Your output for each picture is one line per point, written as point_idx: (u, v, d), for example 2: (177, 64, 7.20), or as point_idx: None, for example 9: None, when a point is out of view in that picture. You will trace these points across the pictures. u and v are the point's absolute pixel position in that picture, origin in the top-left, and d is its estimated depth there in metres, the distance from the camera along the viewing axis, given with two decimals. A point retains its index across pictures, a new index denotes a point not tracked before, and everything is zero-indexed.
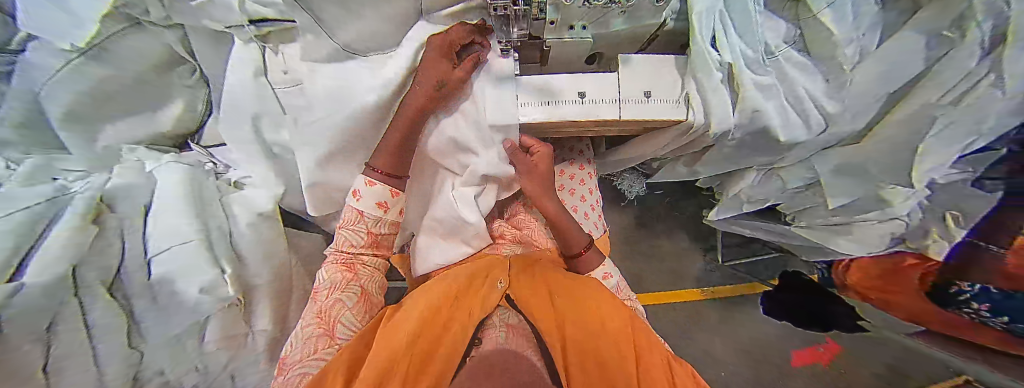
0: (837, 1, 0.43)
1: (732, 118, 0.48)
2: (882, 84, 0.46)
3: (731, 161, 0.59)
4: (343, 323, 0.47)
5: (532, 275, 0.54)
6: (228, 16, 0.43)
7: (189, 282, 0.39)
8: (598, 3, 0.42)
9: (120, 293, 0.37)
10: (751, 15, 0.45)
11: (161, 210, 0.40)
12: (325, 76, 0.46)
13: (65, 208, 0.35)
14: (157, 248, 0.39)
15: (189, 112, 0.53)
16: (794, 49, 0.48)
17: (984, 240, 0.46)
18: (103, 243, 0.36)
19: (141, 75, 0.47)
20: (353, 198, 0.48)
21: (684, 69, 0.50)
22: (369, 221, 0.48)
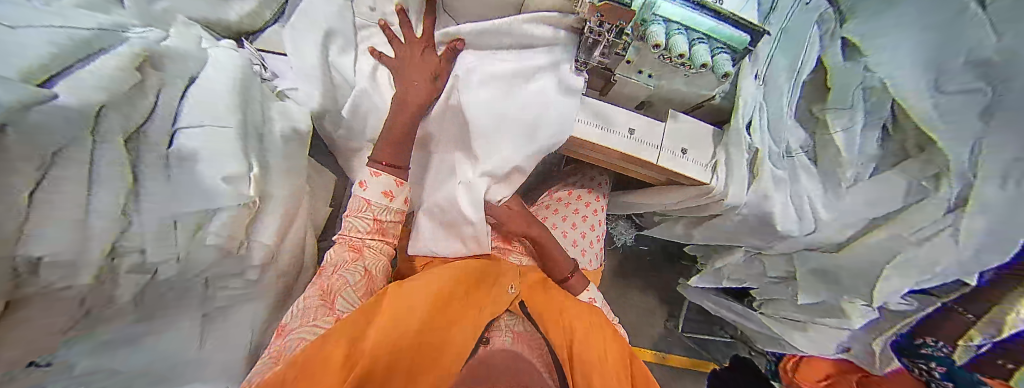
0: (850, 128, 0.53)
1: (746, 195, 0.55)
2: (869, 209, 0.54)
3: (729, 235, 0.65)
4: (344, 298, 0.44)
5: (542, 286, 0.56)
6: None
7: (208, 165, 0.35)
8: (673, 62, 0.47)
9: (137, 145, 0.31)
10: (783, 116, 0.53)
11: (202, 87, 0.38)
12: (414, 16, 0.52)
13: (119, 43, 0.32)
14: (189, 120, 0.35)
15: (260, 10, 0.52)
16: (807, 156, 0.56)
17: (963, 308, 0.54)
18: (137, 94, 0.32)
19: None
20: (359, 188, 0.50)
21: (718, 141, 0.56)
22: (375, 208, 0.49)
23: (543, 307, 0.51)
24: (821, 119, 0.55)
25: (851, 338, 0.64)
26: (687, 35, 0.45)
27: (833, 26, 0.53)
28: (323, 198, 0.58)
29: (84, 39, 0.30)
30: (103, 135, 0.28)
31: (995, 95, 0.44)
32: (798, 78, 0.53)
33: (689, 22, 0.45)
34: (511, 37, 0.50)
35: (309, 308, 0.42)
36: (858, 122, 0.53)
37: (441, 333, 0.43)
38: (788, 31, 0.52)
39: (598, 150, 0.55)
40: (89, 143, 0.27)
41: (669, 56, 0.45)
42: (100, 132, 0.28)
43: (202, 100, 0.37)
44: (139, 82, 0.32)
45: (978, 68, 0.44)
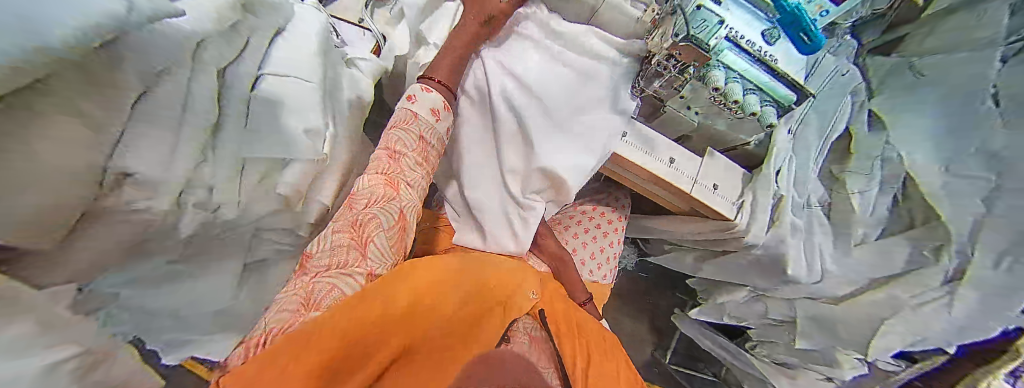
0: (865, 191, 0.57)
1: (764, 236, 0.58)
2: (872, 269, 0.58)
3: (737, 271, 0.69)
4: (376, 242, 0.40)
5: (562, 298, 0.55)
6: None
7: (293, 115, 0.35)
8: (725, 104, 0.51)
9: (228, 80, 0.31)
10: (809, 171, 0.57)
11: (288, 38, 0.37)
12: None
13: None
14: (275, 67, 0.35)
15: None
16: (822, 211, 0.60)
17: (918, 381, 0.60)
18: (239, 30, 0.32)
19: None
20: (407, 102, 0.46)
21: (746, 182, 0.59)
22: (421, 124, 0.45)
23: (562, 320, 0.51)
24: (840, 178, 0.61)
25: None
26: (743, 83, 0.50)
27: (861, 99, 0.59)
28: None
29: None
30: (203, 63, 0.28)
31: (996, 183, 0.48)
32: (828, 139, 0.58)
33: (746, 72, 0.50)
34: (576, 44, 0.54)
35: (338, 246, 0.38)
36: (874, 187, 0.57)
37: (461, 329, 0.40)
38: (826, 96, 0.58)
39: (636, 172, 0.58)
40: (189, 67, 0.27)
41: (724, 99, 0.50)
42: (201, 59, 0.28)
43: (286, 49, 0.37)
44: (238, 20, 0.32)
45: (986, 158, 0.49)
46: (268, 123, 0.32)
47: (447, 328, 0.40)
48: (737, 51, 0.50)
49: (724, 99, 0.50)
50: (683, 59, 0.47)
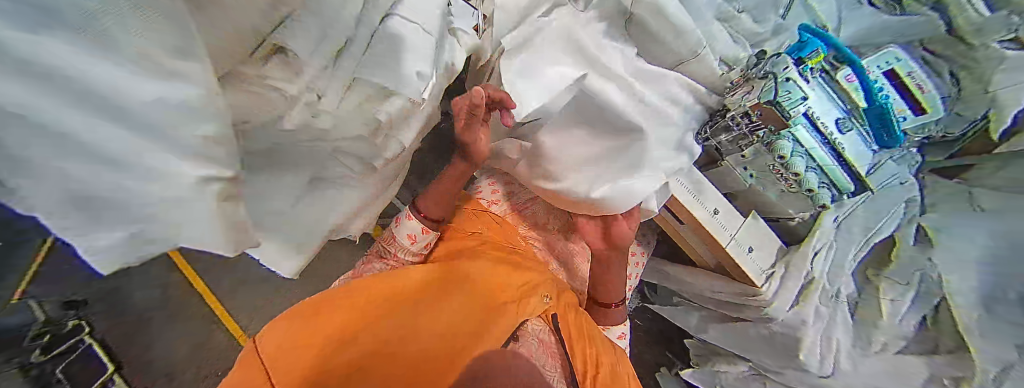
0: (898, 300, 0.57)
1: (786, 312, 0.58)
2: (886, 381, 0.57)
3: (746, 343, 0.68)
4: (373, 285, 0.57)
5: (574, 307, 0.59)
6: None
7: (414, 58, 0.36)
8: (787, 174, 0.53)
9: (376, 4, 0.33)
10: (846, 263, 0.58)
11: None
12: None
13: None
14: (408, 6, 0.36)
15: None
16: (850, 306, 0.60)
17: None
18: None
19: None
20: (396, 223, 0.60)
21: (781, 255, 0.60)
22: (399, 244, 0.59)
23: (574, 328, 0.56)
24: (873, 280, 0.60)
25: None
26: (806, 159, 0.52)
27: (912, 212, 0.60)
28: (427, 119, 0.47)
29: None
30: None
31: None
32: (871, 239, 0.58)
33: (812, 151, 0.52)
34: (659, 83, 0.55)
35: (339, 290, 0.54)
36: (907, 300, 0.57)
37: (461, 327, 0.50)
38: (880, 197, 0.58)
39: (677, 213, 0.59)
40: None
41: (786, 168, 0.52)
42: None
43: None
44: None
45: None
46: (389, 57, 0.34)
47: (444, 328, 0.49)
48: (809, 128, 0.52)
49: (785, 170, 0.53)
50: (762, 120, 0.51)
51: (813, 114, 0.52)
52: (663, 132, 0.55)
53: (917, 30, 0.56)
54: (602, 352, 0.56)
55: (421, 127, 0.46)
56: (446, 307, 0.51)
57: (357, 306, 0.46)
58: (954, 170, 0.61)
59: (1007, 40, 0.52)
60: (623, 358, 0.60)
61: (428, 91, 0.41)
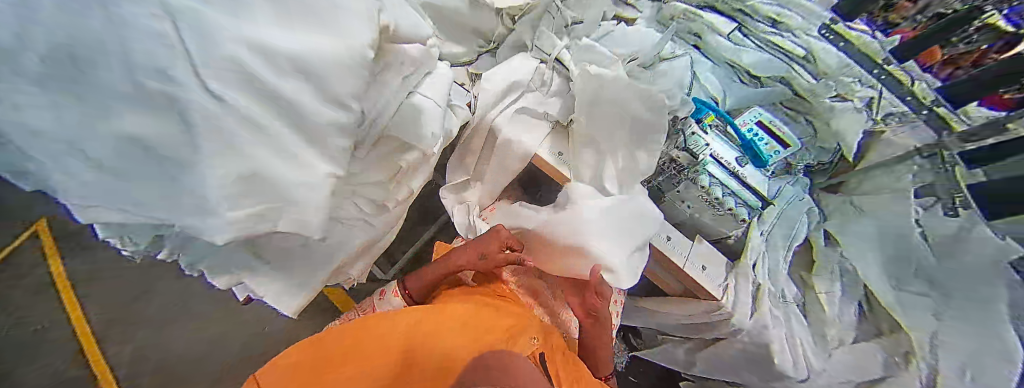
0: (830, 292, 0.69)
1: (747, 321, 0.64)
2: (852, 373, 0.63)
3: (728, 363, 0.72)
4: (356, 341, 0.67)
5: (563, 351, 0.59)
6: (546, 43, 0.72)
7: (431, 123, 0.50)
8: (711, 201, 0.69)
9: (405, 84, 0.47)
10: (781, 268, 0.68)
11: (435, 74, 0.53)
12: (504, 79, 0.70)
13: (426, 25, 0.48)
14: (426, 91, 0.51)
15: (462, 56, 0.75)
16: (798, 309, 0.67)
17: None
18: (427, 58, 0.49)
19: (467, 16, 0.70)
20: (379, 295, 0.73)
21: (731, 269, 0.68)
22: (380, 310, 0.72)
23: (564, 372, 0.55)
24: (810, 281, 0.72)
25: None
26: (721, 186, 0.69)
27: (814, 219, 0.76)
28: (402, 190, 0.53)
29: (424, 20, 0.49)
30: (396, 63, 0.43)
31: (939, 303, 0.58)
32: (792, 244, 0.70)
33: (724, 180, 0.70)
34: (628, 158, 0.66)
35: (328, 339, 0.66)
36: (837, 291, 0.69)
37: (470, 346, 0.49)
38: (786, 211, 0.72)
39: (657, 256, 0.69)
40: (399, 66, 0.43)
41: (711, 199, 0.69)
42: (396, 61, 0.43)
43: (432, 83, 0.52)
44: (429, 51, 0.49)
45: (926, 280, 0.58)
46: (415, 122, 0.48)
47: (452, 352, 0.48)
48: (716, 164, 0.69)
49: (710, 196, 0.69)
50: (682, 160, 0.68)
51: (717, 156, 0.70)
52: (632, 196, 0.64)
53: (774, 97, 0.81)
54: None
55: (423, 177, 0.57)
56: (455, 328, 0.51)
57: (377, 335, 0.47)
58: (833, 187, 0.78)
59: (834, 96, 0.74)
60: None
61: (436, 146, 0.54)
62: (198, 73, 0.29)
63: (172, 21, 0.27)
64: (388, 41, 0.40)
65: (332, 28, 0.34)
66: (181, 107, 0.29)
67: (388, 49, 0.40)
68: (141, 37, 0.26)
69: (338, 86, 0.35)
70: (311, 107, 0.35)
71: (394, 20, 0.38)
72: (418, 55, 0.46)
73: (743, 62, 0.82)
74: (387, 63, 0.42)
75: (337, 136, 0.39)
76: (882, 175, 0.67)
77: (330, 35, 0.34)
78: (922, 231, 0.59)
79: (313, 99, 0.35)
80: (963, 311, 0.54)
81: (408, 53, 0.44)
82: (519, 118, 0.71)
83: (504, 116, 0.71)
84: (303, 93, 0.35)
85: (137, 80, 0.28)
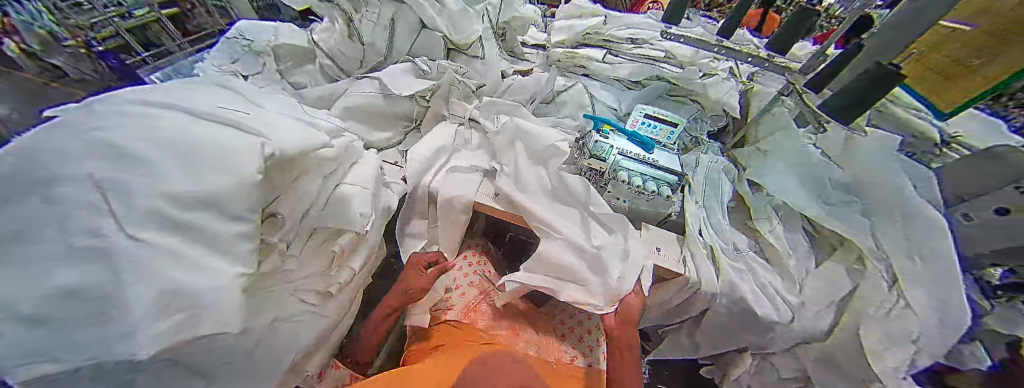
0: (773, 229, 0.70)
1: (715, 284, 0.66)
2: (828, 293, 0.63)
3: (724, 332, 0.71)
4: None
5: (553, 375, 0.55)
6: (456, 109, 0.76)
7: (359, 204, 0.53)
8: (647, 191, 0.69)
9: (324, 179, 0.52)
10: (723, 224, 0.72)
11: (359, 162, 0.59)
12: (428, 145, 0.71)
13: (334, 136, 0.56)
14: (350, 179, 0.56)
15: (389, 141, 0.76)
16: (755, 254, 0.70)
17: None
18: (344, 154, 0.56)
19: (383, 110, 0.74)
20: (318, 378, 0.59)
21: (682, 243, 0.72)
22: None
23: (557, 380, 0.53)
24: (754, 228, 0.73)
25: None
26: (643, 176, 0.70)
27: (735, 175, 0.79)
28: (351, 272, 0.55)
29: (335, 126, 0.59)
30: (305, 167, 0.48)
31: (864, 203, 0.60)
32: (724, 201, 0.75)
33: (647, 171, 0.71)
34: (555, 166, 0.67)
35: None
36: (778, 227, 0.70)
37: None
38: (709, 177, 0.77)
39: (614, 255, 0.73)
40: (318, 173, 0.51)
41: (647, 190, 0.69)
42: (303, 165, 0.48)
43: (355, 169, 0.57)
44: (344, 151, 0.56)
45: (843, 189, 0.63)
46: (340, 208, 0.52)
47: None
48: (629, 158, 0.72)
49: (642, 188, 0.69)
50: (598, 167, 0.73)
51: (625, 152, 0.73)
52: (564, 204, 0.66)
53: (656, 89, 0.91)
54: None
55: (365, 257, 0.59)
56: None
57: None
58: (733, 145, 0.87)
59: (706, 75, 0.90)
60: None
61: (370, 224, 0.56)
62: (127, 228, 0.33)
63: (102, 193, 0.33)
64: (290, 160, 0.45)
65: (226, 166, 0.38)
66: (115, 259, 0.32)
67: (299, 158, 0.46)
68: (76, 208, 0.32)
69: (239, 204, 0.39)
70: (223, 227, 0.38)
71: (279, 146, 0.43)
72: (334, 155, 0.53)
73: (622, 74, 0.94)
74: (302, 171, 0.48)
75: (245, 243, 0.40)
76: (771, 119, 0.78)
77: (224, 172, 0.38)
78: (822, 152, 0.66)
79: (220, 220, 0.38)
80: (882, 204, 0.58)
81: (319, 157, 0.50)
82: (453, 178, 0.70)
83: (439, 179, 0.70)
84: (216, 219, 0.38)
85: (73, 243, 0.31)
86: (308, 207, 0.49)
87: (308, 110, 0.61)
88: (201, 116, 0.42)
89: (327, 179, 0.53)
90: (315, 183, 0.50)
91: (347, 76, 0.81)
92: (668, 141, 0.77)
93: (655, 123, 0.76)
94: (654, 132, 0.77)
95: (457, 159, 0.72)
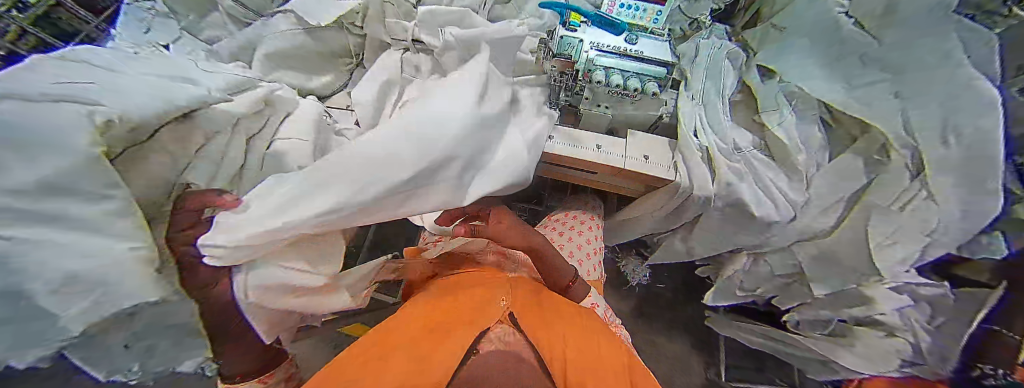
0: (784, 121, 0.60)
1: (711, 186, 0.61)
2: (837, 188, 0.57)
3: (719, 237, 0.68)
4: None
5: (532, 297, 0.57)
6: (398, 31, 0.64)
7: (293, 159, 0.51)
8: (624, 93, 0.62)
9: (254, 142, 0.51)
10: (722, 120, 0.63)
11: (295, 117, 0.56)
12: (372, 76, 0.63)
13: (242, 92, 0.51)
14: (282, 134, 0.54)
15: (334, 82, 0.69)
16: (760, 152, 0.62)
17: (1001, 328, 0.53)
18: (260, 113, 0.52)
19: (317, 51, 0.66)
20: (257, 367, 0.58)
21: (674, 147, 0.66)
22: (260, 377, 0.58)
23: (531, 317, 0.51)
24: (760, 122, 0.64)
25: (913, 347, 0.60)
26: (621, 73, 0.61)
27: (744, 58, 0.66)
28: None
29: (248, 77, 0.56)
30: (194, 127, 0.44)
31: (897, 80, 0.50)
32: (725, 95, 0.65)
33: (624, 67, 0.61)
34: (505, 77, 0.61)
35: None
36: (789, 115, 0.60)
37: (433, 344, 0.44)
38: (710, 66, 0.66)
39: (596, 168, 0.67)
40: (229, 137, 0.48)
41: (627, 91, 0.61)
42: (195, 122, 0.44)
43: (289, 124, 0.55)
44: (259, 111, 0.52)
45: (875, 64, 0.51)
46: (276, 165, 0.51)
47: (416, 358, 0.42)
48: (607, 55, 0.61)
49: (626, 90, 0.61)
50: (563, 68, 0.62)
51: (599, 47, 0.61)
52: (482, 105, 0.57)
53: None
54: (570, 326, 0.52)
55: None
56: (405, 343, 0.46)
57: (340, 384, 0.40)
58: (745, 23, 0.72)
59: None
60: (589, 314, 0.58)
61: None
62: None
63: None
64: (177, 122, 0.42)
65: (51, 145, 0.30)
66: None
67: (200, 117, 0.44)
68: None
69: (85, 181, 0.31)
70: (83, 210, 0.32)
71: (121, 112, 0.34)
72: (246, 111, 0.50)
73: None
74: (205, 137, 0.45)
75: (121, 220, 0.33)
76: None
77: (57, 152, 0.30)
78: (855, 21, 0.53)
79: (77, 203, 0.31)
80: (923, 79, 0.47)
81: (223, 115, 0.46)
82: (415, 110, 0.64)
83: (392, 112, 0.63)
84: (77, 203, 0.31)
85: None
86: (235, 169, 0.48)
87: (209, 65, 0.54)
88: (14, 93, 0.30)
89: (255, 139, 0.51)
90: (238, 145, 0.49)
91: (257, 14, 0.66)
92: (655, 25, 0.65)
93: (638, 4, 0.61)
94: (637, 16, 0.63)
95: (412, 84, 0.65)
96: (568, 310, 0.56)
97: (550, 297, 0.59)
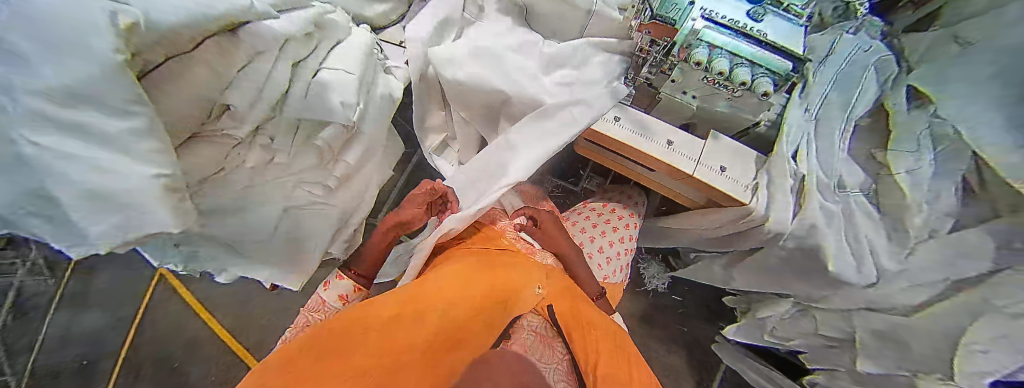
0: (918, 169, 0.48)
1: (790, 223, 0.51)
2: (947, 266, 0.47)
3: (772, 277, 0.61)
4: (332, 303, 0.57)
5: (569, 294, 0.55)
6: None
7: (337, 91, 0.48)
8: (723, 84, 0.49)
9: (299, 69, 0.47)
10: (835, 150, 0.51)
11: (348, 48, 0.52)
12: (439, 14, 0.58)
13: (296, 10, 0.45)
14: (331, 64, 0.51)
15: (389, 12, 0.62)
16: (866, 198, 0.52)
17: None
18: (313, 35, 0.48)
19: None
20: (324, 287, 0.58)
21: (761, 165, 0.55)
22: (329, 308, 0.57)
23: (568, 314, 0.52)
24: (884, 162, 0.51)
25: None
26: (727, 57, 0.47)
27: (896, 72, 0.51)
28: (356, 159, 0.57)
29: None
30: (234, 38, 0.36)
31: None
32: (852, 116, 0.52)
33: (733, 48, 0.47)
34: (575, 53, 0.59)
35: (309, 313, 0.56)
36: (927, 164, 0.48)
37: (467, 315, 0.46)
38: (843, 71, 0.52)
39: (656, 166, 0.58)
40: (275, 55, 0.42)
41: (731, 83, 0.48)
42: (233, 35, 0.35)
43: (342, 55, 0.51)
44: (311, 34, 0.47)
45: None
46: (318, 95, 0.47)
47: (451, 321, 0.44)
48: (719, 30, 0.47)
49: (732, 84, 0.48)
50: (657, 38, 0.50)
51: (712, 14, 0.48)
52: (534, 84, 0.58)
53: None
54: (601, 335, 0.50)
55: (367, 147, 0.58)
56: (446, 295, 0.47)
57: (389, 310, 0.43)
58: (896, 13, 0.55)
59: None
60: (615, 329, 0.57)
61: (359, 116, 0.53)
62: None
63: None
64: (226, 37, 0.35)
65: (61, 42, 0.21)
66: None
67: (249, 31, 0.37)
68: None
69: None
70: (107, 128, 0.24)
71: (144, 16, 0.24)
72: (291, 27, 0.43)
73: None
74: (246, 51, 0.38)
75: (140, 142, 0.26)
76: None
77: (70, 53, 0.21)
78: None
79: (101, 116, 0.24)
80: None
81: (269, 30, 0.40)
82: (481, 57, 0.58)
83: (450, 55, 0.57)
84: (100, 114, 0.24)
85: None
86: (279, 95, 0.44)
87: None
88: None
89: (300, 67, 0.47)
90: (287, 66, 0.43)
91: None
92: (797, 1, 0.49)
93: None
94: None
95: (484, 32, 0.59)
96: (596, 317, 0.55)
97: (584, 301, 0.57)
